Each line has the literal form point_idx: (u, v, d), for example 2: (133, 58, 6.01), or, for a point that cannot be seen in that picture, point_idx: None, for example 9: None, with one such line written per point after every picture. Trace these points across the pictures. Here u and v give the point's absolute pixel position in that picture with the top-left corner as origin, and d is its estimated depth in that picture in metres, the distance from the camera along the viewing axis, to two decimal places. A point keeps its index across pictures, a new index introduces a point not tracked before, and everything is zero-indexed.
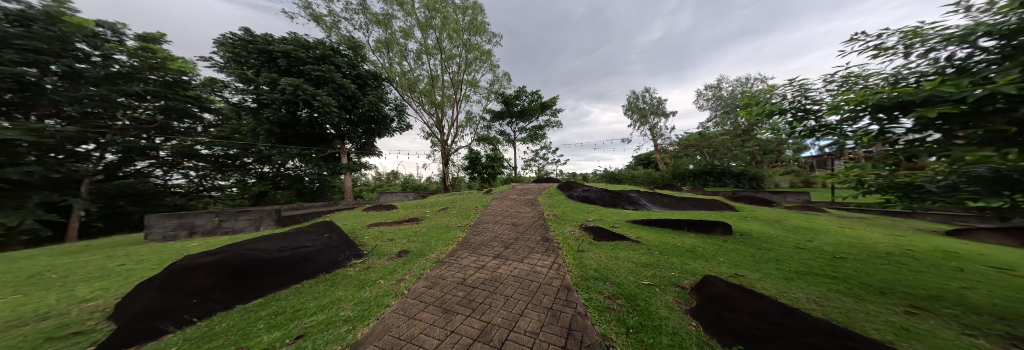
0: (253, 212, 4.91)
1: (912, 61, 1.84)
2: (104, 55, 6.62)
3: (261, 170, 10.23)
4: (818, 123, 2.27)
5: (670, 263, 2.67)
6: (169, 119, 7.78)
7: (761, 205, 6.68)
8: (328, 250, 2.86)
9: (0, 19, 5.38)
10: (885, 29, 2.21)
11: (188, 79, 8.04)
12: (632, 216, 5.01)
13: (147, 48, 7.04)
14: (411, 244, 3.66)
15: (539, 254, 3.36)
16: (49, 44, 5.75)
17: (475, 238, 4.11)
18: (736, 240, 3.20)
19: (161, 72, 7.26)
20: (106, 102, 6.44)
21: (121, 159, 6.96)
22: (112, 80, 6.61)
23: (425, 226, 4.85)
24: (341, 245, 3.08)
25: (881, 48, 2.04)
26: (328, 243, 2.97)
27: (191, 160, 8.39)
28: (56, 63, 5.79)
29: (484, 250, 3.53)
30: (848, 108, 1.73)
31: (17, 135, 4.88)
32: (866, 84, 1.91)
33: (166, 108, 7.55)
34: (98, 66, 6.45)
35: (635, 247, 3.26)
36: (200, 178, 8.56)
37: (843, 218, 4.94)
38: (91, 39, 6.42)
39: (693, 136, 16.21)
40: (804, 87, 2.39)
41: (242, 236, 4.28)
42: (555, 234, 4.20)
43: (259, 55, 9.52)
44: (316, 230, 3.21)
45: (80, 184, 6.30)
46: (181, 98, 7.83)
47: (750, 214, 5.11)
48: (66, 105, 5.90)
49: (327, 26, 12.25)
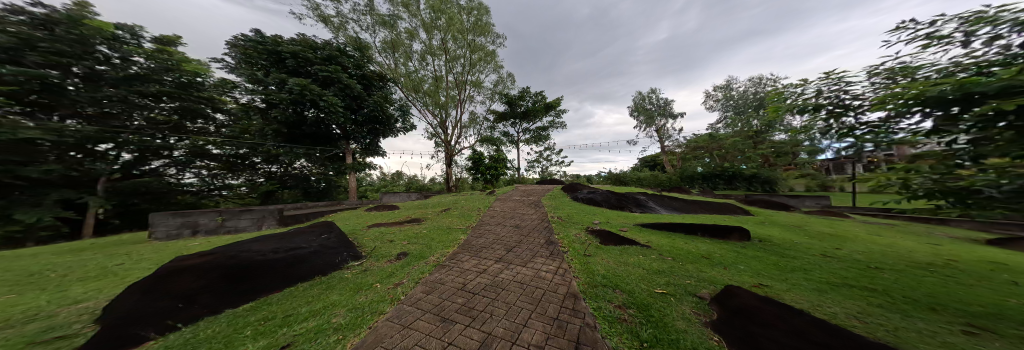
0: (256, 212, 4.86)
1: (977, 49, 1.62)
2: (123, 57, 6.71)
3: (269, 169, 10.38)
4: (859, 121, 2.04)
5: (685, 270, 2.49)
6: (182, 119, 7.92)
7: (776, 209, 6.39)
8: (326, 250, 2.78)
9: (28, 24, 5.59)
10: (940, 15, 1.97)
11: (202, 81, 8.18)
12: (641, 219, 4.81)
13: (163, 51, 7.30)
14: (411, 245, 3.55)
15: (543, 258, 3.20)
16: (71, 47, 5.89)
17: (477, 240, 3.97)
18: (755, 247, 2.99)
19: (176, 73, 7.47)
20: (124, 103, 6.62)
21: (138, 159, 7.04)
22: (129, 81, 6.74)
23: (426, 227, 4.76)
24: (338, 245, 2.99)
25: (935, 37, 1.82)
26: (326, 243, 2.89)
27: (202, 159, 8.44)
28: (78, 65, 5.92)
29: (486, 253, 3.40)
30: (896, 102, 1.53)
31: (38, 134, 5.05)
32: (918, 77, 1.70)
33: (181, 109, 7.72)
34: (117, 68, 6.57)
35: (646, 252, 3.08)
36: (211, 177, 8.64)
37: (868, 224, 4.65)
38: (112, 42, 6.49)
39: (702, 137, 15.81)
40: (843, 81, 2.17)
41: (242, 236, 4.26)
42: (560, 238, 4.04)
43: (267, 56, 9.61)
44: (314, 230, 3.13)
45: (96, 183, 6.43)
46: (195, 98, 7.99)
47: (766, 219, 4.85)
48: (85, 105, 6.02)
49: (334, 27, 12.41)
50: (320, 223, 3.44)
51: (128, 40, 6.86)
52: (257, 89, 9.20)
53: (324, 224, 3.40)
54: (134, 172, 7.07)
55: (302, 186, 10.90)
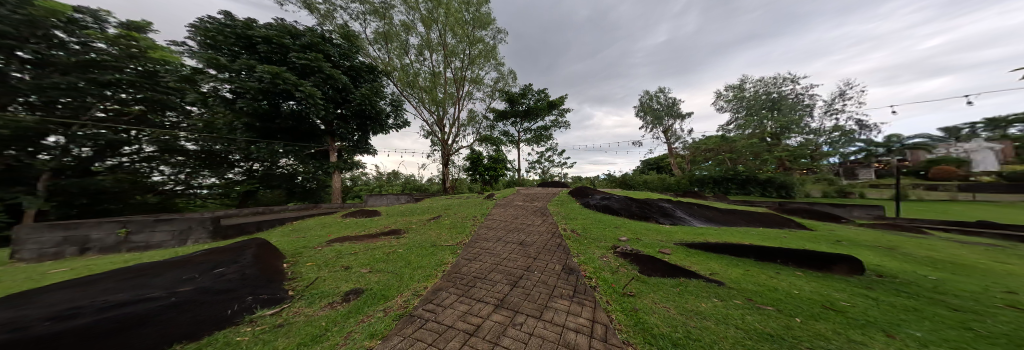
0: (178, 223, 4.04)
1: None
2: (82, 43, 5.46)
3: (251, 166, 9.14)
4: None
5: (823, 341, 1.45)
6: (149, 111, 6.49)
7: (824, 220, 5.47)
8: (213, 293, 1.66)
9: None
10: None
11: (172, 69, 6.78)
12: (681, 236, 3.77)
13: (128, 35, 6.00)
14: (375, 276, 2.47)
15: (564, 302, 2.19)
16: (17, 29, 4.77)
17: (469, 266, 2.93)
18: (893, 291, 2.02)
19: (141, 62, 6.14)
20: (76, 91, 5.27)
21: (96, 155, 5.68)
22: (83, 67, 5.41)
23: (405, 242, 3.70)
24: (247, 284, 1.87)
25: None
26: (222, 281, 1.78)
27: (175, 155, 7.11)
28: (24, 48, 4.83)
29: (478, 291, 2.34)
30: None
31: None
32: None
33: (148, 100, 6.34)
34: (71, 53, 5.31)
35: (724, 295, 2.06)
36: (186, 176, 7.40)
37: (966, 246, 3.72)
38: (67, 25, 5.28)
39: (713, 139, 14.82)
40: None
41: (151, 254, 3.12)
42: (581, 262, 3.03)
43: (238, 40, 8.31)
44: (217, 259, 2.01)
45: (38, 180, 5.07)
46: (162, 89, 6.61)
47: (839, 237, 3.88)
48: (28, 94, 4.85)
49: (322, 15, 11.41)
50: (238, 244, 2.34)
51: (89, 25, 5.52)
52: (218, 75, 7.70)
53: (243, 246, 2.28)
54: (93, 168, 5.72)
55: (284, 186, 9.83)
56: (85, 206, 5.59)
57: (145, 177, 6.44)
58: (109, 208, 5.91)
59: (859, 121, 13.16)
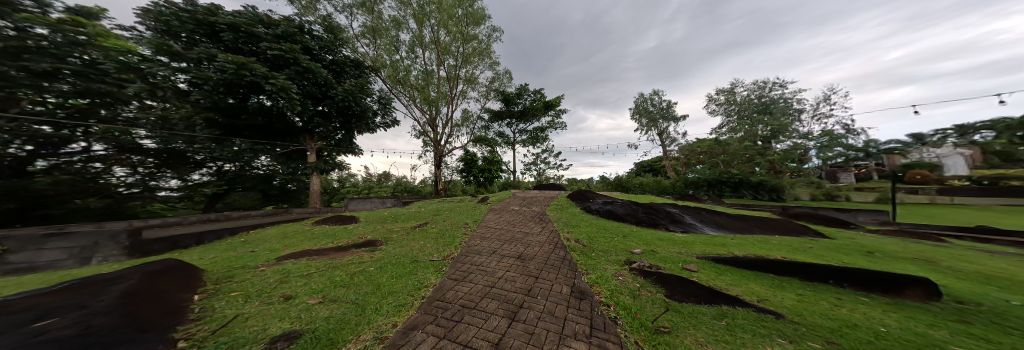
0: (77, 238, 3.47)
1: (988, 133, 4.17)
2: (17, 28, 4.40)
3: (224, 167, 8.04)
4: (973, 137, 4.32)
5: None
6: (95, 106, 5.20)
7: (834, 227, 5.23)
8: None
9: None
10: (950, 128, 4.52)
11: (128, 58, 5.61)
12: (701, 247, 3.32)
13: (76, 21, 4.92)
14: (327, 307, 1.78)
15: (580, 346, 1.63)
16: None
17: (453, 291, 2.32)
18: (996, 326, 1.60)
19: (90, 50, 5.07)
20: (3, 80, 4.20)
21: (29, 155, 4.50)
22: (15, 55, 4.31)
23: (380, 257, 3.05)
24: (104, 340, 1.09)
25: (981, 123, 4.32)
26: (37, 344, 0.98)
27: (135, 155, 5.83)
28: None
29: (464, 332, 1.73)
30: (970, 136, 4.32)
31: None
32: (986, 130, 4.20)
33: (90, 92, 5.10)
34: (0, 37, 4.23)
35: (792, 334, 1.57)
36: (147, 177, 6.08)
37: (995, 256, 3.50)
38: None
39: (706, 142, 14.31)
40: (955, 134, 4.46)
41: (31, 280, 2.36)
42: (593, 283, 2.49)
43: (197, 27, 7.13)
44: (54, 305, 1.24)
45: None
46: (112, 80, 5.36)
47: (867, 248, 3.54)
48: None
49: (302, 5, 10.51)
50: (119, 275, 1.60)
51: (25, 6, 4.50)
52: (172, 63, 6.45)
53: (117, 279, 1.54)
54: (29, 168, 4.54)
55: (258, 188, 8.93)
56: (13, 211, 4.49)
57: (98, 179, 5.34)
58: (51, 214, 4.90)
59: (848, 126, 13.36)
